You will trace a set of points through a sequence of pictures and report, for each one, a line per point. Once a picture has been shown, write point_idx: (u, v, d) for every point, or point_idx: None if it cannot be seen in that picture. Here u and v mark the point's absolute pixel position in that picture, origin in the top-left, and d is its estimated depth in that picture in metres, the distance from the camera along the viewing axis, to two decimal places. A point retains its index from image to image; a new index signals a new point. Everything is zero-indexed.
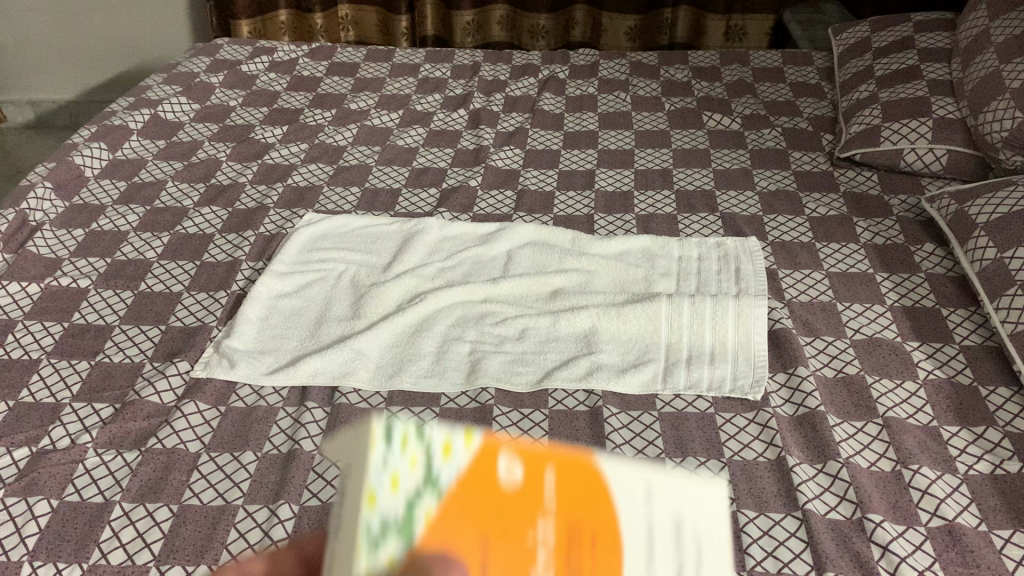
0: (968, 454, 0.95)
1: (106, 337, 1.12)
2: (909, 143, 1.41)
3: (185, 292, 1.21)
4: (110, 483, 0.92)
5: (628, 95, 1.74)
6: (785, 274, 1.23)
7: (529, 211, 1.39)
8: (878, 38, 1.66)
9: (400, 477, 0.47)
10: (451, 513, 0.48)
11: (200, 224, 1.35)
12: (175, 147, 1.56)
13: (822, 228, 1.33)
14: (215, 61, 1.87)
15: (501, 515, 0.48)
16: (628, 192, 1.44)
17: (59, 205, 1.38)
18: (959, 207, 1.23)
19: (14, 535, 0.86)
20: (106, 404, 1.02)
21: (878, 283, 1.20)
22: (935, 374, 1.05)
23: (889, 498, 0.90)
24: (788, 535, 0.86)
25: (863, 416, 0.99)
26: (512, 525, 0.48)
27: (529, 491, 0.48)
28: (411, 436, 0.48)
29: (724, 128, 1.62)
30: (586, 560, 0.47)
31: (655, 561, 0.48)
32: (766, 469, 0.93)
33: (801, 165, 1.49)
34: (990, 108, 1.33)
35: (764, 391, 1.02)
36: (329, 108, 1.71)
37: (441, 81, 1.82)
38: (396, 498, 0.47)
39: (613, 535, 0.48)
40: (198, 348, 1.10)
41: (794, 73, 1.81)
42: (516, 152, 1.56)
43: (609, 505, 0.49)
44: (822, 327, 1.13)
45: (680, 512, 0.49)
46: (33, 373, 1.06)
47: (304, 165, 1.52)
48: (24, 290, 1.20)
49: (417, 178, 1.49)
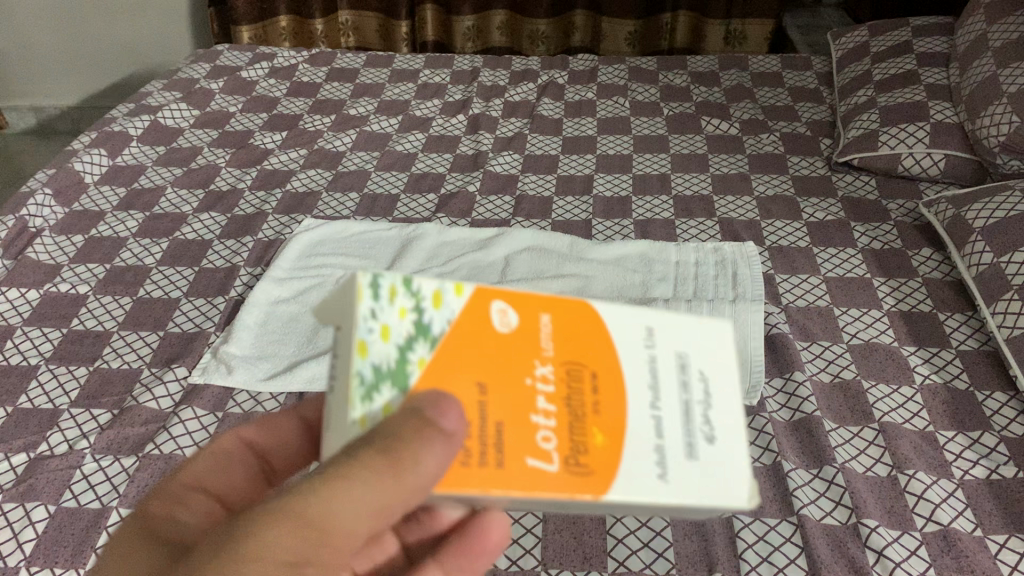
0: (964, 459, 0.95)
1: (105, 343, 1.13)
2: (907, 148, 1.41)
3: (184, 298, 1.22)
4: (108, 489, 0.93)
5: (626, 100, 1.75)
6: (782, 279, 1.23)
7: (528, 216, 1.39)
8: (877, 43, 1.66)
9: (391, 327, 0.46)
10: (443, 360, 0.47)
11: (199, 230, 1.36)
12: (175, 153, 1.56)
13: (820, 232, 1.33)
14: (215, 67, 1.88)
15: (501, 355, 0.48)
16: (627, 197, 1.44)
17: (59, 211, 1.39)
18: (956, 211, 1.23)
19: (12, 540, 0.87)
20: (104, 409, 1.03)
21: (876, 288, 1.20)
22: (931, 379, 1.05)
23: (884, 503, 0.90)
24: (784, 540, 0.86)
25: (859, 421, 0.99)
26: (514, 367, 0.47)
27: (520, 336, 0.49)
28: (398, 288, 0.47)
29: (723, 133, 1.62)
30: (590, 405, 0.47)
31: (660, 405, 0.48)
32: (761, 475, 0.93)
33: (799, 169, 1.50)
34: (987, 113, 1.33)
35: (760, 396, 1.02)
36: (328, 113, 1.72)
37: (441, 86, 1.82)
38: (389, 342, 0.45)
39: (614, 378, 0.48)
40: (196, 354, 1.11)
41: (793, 77, 1.81)
42: (514, 157, 1.56)
43: (613, 352, 0.49)
44: (819, 332, 1.13)
45: (679, 352, 0.50)
46: (32, 379, 1.07)
47: (303, 170, 1.53)
48: (23, 297, 1.20)
49: (416, 184, 1.49)
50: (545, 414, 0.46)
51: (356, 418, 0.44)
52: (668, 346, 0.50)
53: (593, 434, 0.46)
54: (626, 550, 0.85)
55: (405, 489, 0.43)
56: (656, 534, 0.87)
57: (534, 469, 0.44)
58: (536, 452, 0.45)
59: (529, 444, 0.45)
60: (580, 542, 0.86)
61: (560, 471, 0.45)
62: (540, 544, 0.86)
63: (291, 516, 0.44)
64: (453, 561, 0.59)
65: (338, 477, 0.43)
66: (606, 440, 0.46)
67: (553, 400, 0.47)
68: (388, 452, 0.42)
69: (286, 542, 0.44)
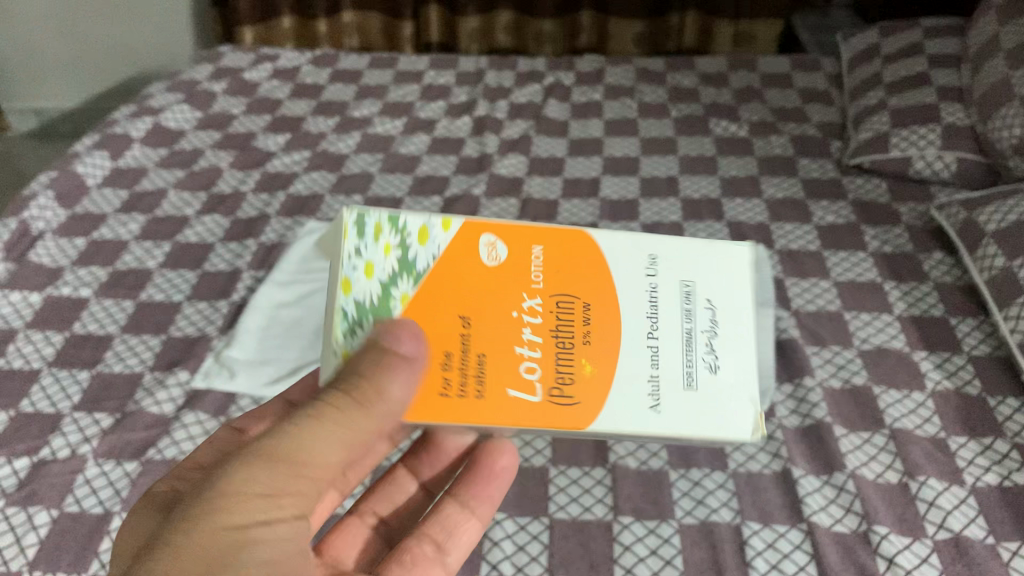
0: (976, 465, 0.93)
1: (107, 347, 1.12)
2: (918, 151, 1.40)
3: (187, 301, 1.21)
4: (110, 493, 0.91)
5: (633, 101, 1.73)
6: (792, 283, 1.22)
7: (534, 219, 1.38)
8: (886, 44, 1.65)
9: (374, 264, 0.59)
10: (425, 291, 0.60)
11: (202, 233, 1.35)
12: (178, 155, 1.56)
13: (829, 236, 1.31)
14: (219, 69, 1.87)
15: (487, 296, 0.61)
16: (634, 200, 1.43)
17: (61, 213, 1.38)
18: (967, 214, 1.21)
19: (14, 545, 0.86)
20: (106, 413, 1.02)
21: (886, 292, 1.19)
22: (943, 385, 1.03)
23: (894, 510, 0.88)
24: (793, 547, 0.84)
25: (870, 427, 0.98)
26: (506, 304, 0.61)
27: (503, 269, 0.62)
28: (383, 230, 0.60)
29: (731, 135, 1.60)
30: (576, 343, 0.60)
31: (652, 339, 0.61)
32: (771, 482, 0.92)
33: (808, 172, 1.48)
34: (999, 115, 1.31)
35: (770, 403, 1.01)
36: (332, 115, 1.71)
37: (446, 88, 1.81)
38: (371, 279, 0.58)
39: (605, 316, 0.62)
40: (199, 357, 1.10)
41: (802, 78, 1.80)
42: (520, 159, 1.55)
43: (609, 296, 0.62)
44: (829, 336, 1.12)
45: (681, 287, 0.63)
46: (33, 383, 1.06)
47: (307, 173, 1.51)
48: (25, 300, 1.19)
49: (421, 186, 1.48)
50: (530, 348, 0.60)
51: (338, 352, 0.56)
52: (658, 285, 0.63)
53: (582, 366, 0.60)
54: (633, 557, 0.84)
55: (377, 413, 0.54)
56: (664, 541, 0.85)
57: (514, 398, 0.58)
58: (518, 385, 0.58)
59: (514, 377, 0.58)
60: (587, 549, 0.85)
61: (543, 400, 0.58)
62: (546, 551, 0.85)
63: (261, 459, 0.51)
64: (467, 491, 0.72)
65: (309, 417, 0.53)
66: (591, 372, 0.60)
67: (540, 334, 0.60)
68: (354, 390, 0.53)
69: (260, 479, 0.51)
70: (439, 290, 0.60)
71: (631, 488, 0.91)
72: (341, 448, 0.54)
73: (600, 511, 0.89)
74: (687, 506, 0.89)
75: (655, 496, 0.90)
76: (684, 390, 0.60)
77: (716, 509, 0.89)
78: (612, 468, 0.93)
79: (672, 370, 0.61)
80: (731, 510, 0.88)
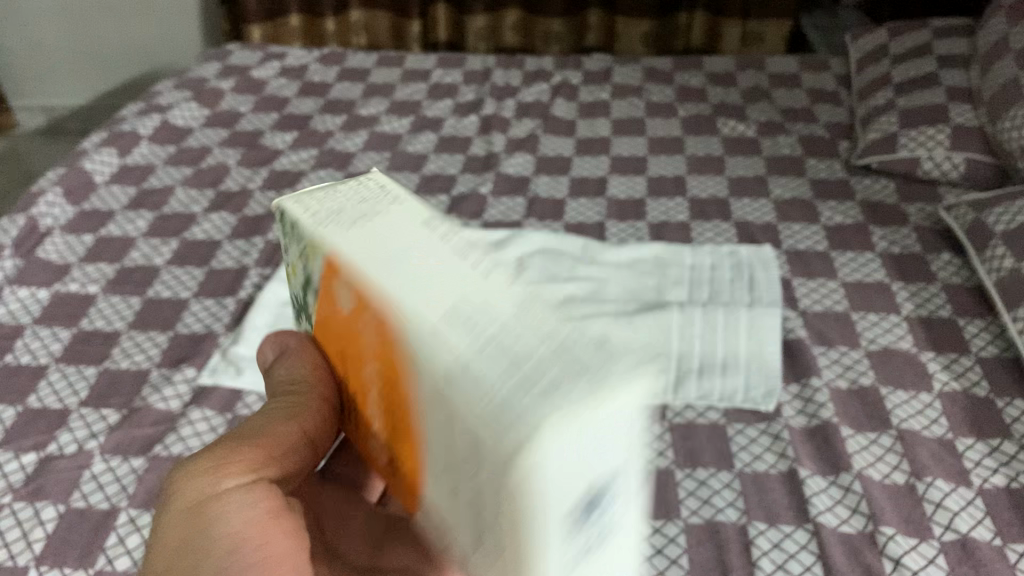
0: (983, 466, 0.92)
1: (114, 343, 1.12)
2: (926, 151, 1.39)
3: (194, 298, 1.21)
4: (117, 489, 0.91)
5: (641, 101, 1.73)
6: (799, 283, 1.21)
7: (540, 218, 1.38)
8: (895, 45, 1.64)
9: (296, 268, 0.55)
10: (321, 316, 0.53)
11: (209, 230, 1.35)
12: (185, 153, 1.56)
13: (837, 236, 1.31)
14: (226, 67, 1.87)
15: (351, 346, 0.51)
16: (641, 200, 1.42)
17: (69, 210, 1.38)
18: (976, 215, 1.21)
19: (21, 540, 0.86)
20: (113, 409, 1.02)
21: (894, 293, 1.18)
22: (951, 386, 1.03)
23: (901, 511, 0.88)
24: (799, 548, 0.84)
25: (877, 428, 0.97)
26: (357, 365, 0.51)
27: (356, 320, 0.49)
28: (292, 235, 0.53)
29: (739, 135, 1.60)
30: (398, 436, 0.49)
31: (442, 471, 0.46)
32: (777, 481, 0.91)
33: (816, 172, 1.48)
34: (1008, 116, 1.30)
35: (777, 402, 1.01)
36: (340, 113, 1.71)
37: (453, 87, 1.81)
38: (297, 283, 0.56)
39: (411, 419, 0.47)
40: (205, 354, 1.10)
41: (810, 78, 1.79)
42: (527, 158, 1.55)
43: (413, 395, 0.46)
44: (836, 337, 1.11)
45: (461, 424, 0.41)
46: (40, 379, 1.06)
47: (314, 171, 1.52)
48: (33, 296, 1.19)
49: (428, 184, 1.48)
50: (376, 414, 0.51)
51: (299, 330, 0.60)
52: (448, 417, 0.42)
53: (400, 462, 0.50)
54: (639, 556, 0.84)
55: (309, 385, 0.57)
56: (669, 540, 0.85)
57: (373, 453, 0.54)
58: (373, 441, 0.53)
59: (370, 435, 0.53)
60: None
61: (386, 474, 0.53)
62: None
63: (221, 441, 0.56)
64: None
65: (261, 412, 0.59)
66: (405, 472, 0.50)
67: (381, 410, 0.50)
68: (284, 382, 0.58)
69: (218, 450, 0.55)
70: (329, 326, 0.53)
71: None
72: (288, 422, 0.57)
73: None
74: (694, 506, 0.89)
75: (662, 495, 0.90)
76: (466, 551, 0.46)
77: (722, 509, 0.88)
78: None
79: (456, 515, 0.45)
80: (737, 510, 0.88)
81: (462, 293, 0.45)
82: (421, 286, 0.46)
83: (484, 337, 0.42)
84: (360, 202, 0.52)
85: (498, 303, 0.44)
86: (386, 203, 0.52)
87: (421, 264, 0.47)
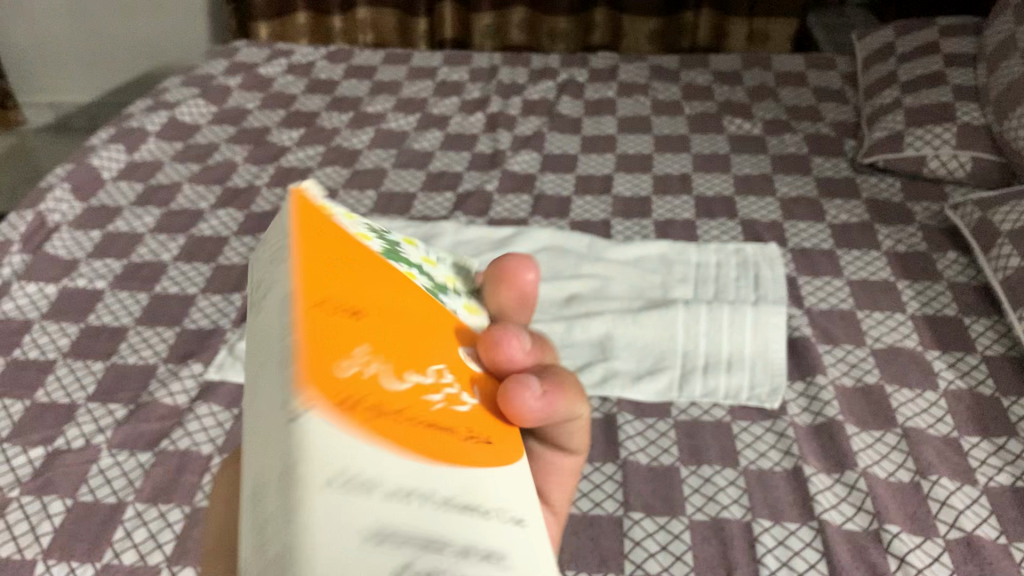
0: (989, 465, 0.92)
1: (121, 339, 1.13)
2: (932, 150, 1.39)
3: (201, 294, 1.21)
4: (124, 483, 0.92)
5: (647, 99, 1.73)
6: (805, 281, 1.21)
7: (546, 215, 1.38)
8: (901, 43, 1.64)
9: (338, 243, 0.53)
10: None
11: (216, 227, 1.36)
12: (193, 150, 1.56)
13: (843, 235, 1.31)
14: (233, 64, 1.88)
15: None
16: (647, 198, 1.43)
17: (77, 206, 1.39)
18: (982, 214, 1.21)
19: (29, 533, 0.86)
20: (120, 404, 1.02)
21: (900, 291, 1.18)
22: (956, 384, 1.03)
23: (906, 509, 0.88)
24: (804, 545, 0.84)
25: (882, 426, 0.98)
26: None
27: None
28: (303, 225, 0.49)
29: (745, 133, 1.60)
30: None
31: None
32: (782, 479, 0.92)
33: (822, 170, 1.48)
34: (1015, 115, 1.30)
35: (782, 400, 1.01)
36: (346, 110, 1.71)
37: (459, 84, 1.82)
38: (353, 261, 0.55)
39: None
40: (212, 350, 1.10)
41: (816, 77, 1.79)
42: (533, 156, 1.55)
43: None
44: (841, 335, 1.11)
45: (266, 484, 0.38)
46: (49, 374, 1.07)
47: (321, 168, 1.52)
48: (41, 291, 1.20)
49: (434, 182, 1.49)
50: None
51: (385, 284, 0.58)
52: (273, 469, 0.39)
53: None
54: (643, 553, 0.84)
55: None
56: (674, 537, 0.85)
57: None
58: None
59: None
60: (597, 544, 0.85)
61: None
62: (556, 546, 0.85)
63: None
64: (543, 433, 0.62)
65: None
66: None
67: None
68: None
69: None
70: None
71: (641, 484, 0.91)
72: None
73: (611, 506, 0.89)
74: (698, 503, 0.89)
75: (666, 493, 0.90)
76: None
77: (727, 506, 0.89)
78: (622, 464, 0.94)
79: None
80: (741, 507, 0.88)
81: (260, 440, 0.34)
82: (248, 410, 0.37)
83: (251, 503, 0.34)
84: (252, 278, 0.41)
85: (270, 465, 0.33)
86: (272, 260, 0.40)
87: (251, 384, 0.37)
